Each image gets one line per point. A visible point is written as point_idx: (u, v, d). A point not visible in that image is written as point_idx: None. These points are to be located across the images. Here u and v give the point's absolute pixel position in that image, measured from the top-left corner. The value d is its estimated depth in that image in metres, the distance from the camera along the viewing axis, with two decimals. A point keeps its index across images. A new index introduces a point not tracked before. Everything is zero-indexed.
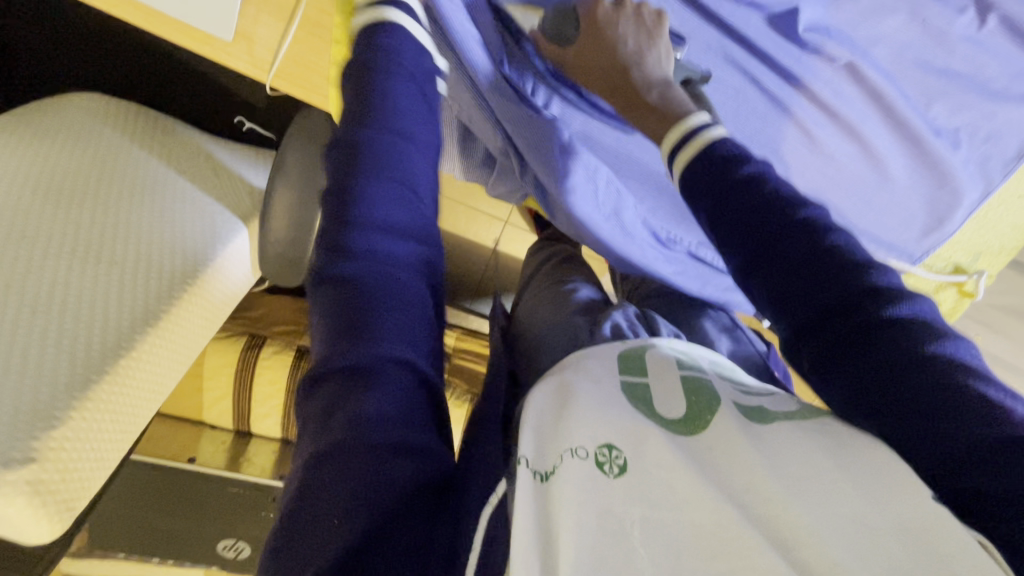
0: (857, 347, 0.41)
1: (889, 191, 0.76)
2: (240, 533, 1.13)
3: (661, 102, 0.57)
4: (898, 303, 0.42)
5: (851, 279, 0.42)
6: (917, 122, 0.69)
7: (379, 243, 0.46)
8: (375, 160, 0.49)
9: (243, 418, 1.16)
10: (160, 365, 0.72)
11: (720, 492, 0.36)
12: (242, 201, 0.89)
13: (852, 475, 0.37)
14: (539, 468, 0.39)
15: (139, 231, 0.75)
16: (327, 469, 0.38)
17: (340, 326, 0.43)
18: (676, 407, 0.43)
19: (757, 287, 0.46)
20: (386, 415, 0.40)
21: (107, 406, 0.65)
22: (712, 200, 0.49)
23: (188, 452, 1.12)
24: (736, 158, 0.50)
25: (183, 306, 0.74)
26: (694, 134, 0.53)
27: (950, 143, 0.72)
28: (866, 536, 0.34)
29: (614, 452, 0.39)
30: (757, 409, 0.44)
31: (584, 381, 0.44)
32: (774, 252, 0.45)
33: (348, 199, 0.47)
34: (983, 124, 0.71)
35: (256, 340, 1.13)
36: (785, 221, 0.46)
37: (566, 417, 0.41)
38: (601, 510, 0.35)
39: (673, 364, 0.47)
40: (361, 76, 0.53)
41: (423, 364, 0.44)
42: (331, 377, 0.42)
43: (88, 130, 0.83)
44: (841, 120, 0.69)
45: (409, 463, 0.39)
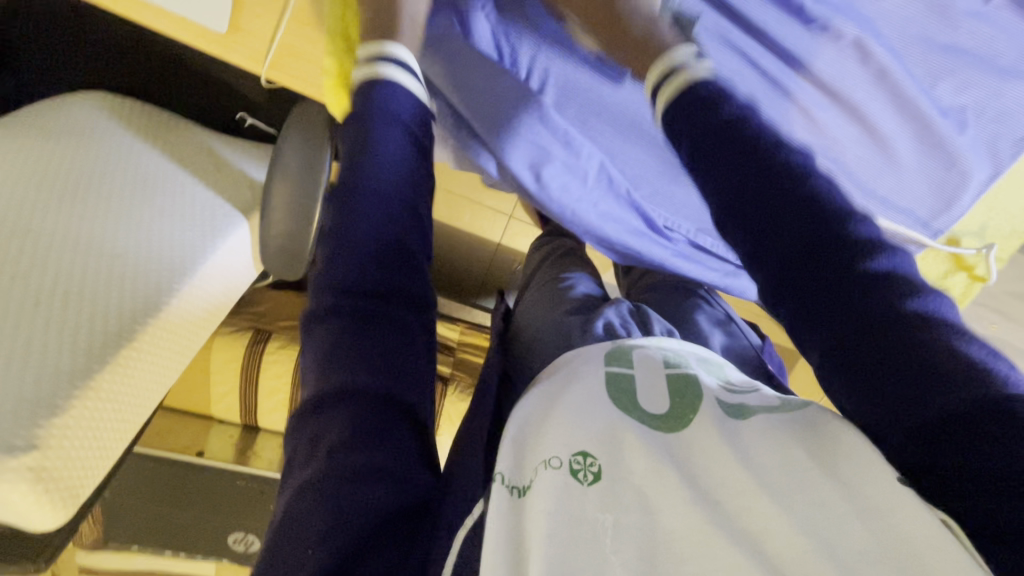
0: (826, 278, 0.38)
1: (894, 173, 0.69)
2: (250, 526, 1.12)
3: (646, 34, 0.53)
4: (877, 253, 0.38)
5: (829, 221, 0.40)
6: (923, 102, 0.62)
7: (369, 281, 0.45)
8: (363, 204, 0.48)
9: (250, 412, 1.12)
10: (165, 355, 0.68)
11: (701, 497, 0.33)
12: (244, 194, 0.82)
13: (828, 465, 0.34)
14: (514, 481, 0.36)
15: (138, 225, 0.71)
16: (308, 493, 0.37)
17: (326, 359, 0.42)
18: (656, 401, 0.40)
19: (734, 234, 0.44)
20: (365, 440, 0.38)
21: (110, 395, 0.61)
22: (690, 136, 0.47)
23: (197, 446, 1.10)
24: (719, 96, 0.47)
25: (190, 294, 0.70)
26: (671, 69, 0.50)
27: (956, 123, 0.65)
28: (835, 528, 0.31)
29: (589, 459, 0.36)
30: (738, 405, 0.40)
31: (560, 383, 0.42)
32: (748, 187, 0.43)
33: (336, 245, 0.47)
34: (992, 102, 0.64)
35: (262, 334, 1.08)
36: (761, 163, 0.43)
37: (541, 424, 0.39)
38: (574, 518, 0.33)
39: (659, 360, 0.44)
40: (358, 130, 0.52)
41: (408, 392, 0.42)
42: (315, 405, 0.41)
43: (91, 123, 0.80)
44: (843, 102, 0.63)
45: (390, 485, 0.38)
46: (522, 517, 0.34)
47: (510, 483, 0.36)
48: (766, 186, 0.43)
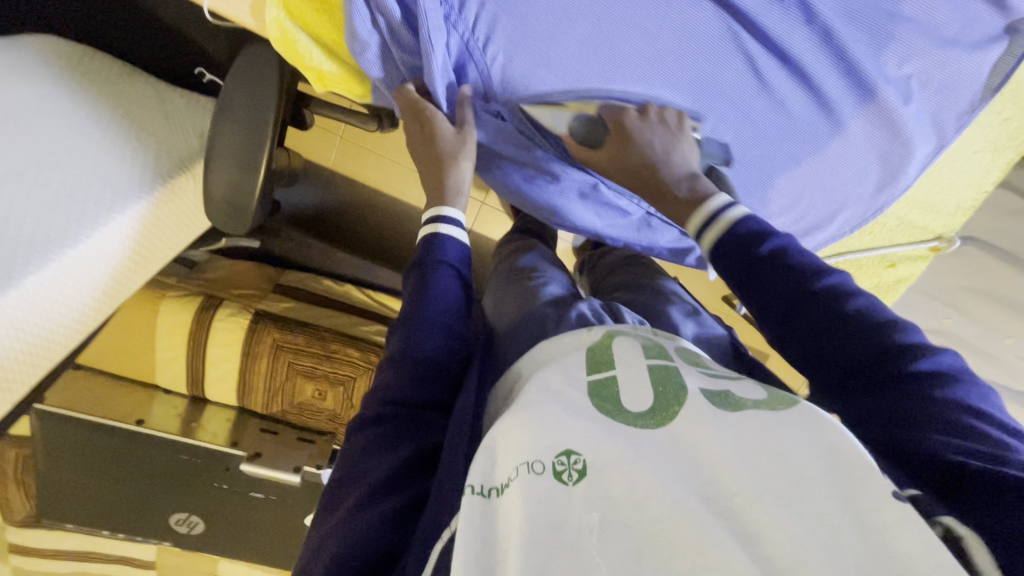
0: (870, 393, 0.41)
1: (842, 142, 0.68)
2: (194, 507, 1.01)
3: (689, 194, 0.58)
4: (922, 359, 0.40)
5: (878, 339, 0.41)
6: (866, 68, 0.61)
7: (400, 396, 0.47)
8: (420, 330, 0.50)
9: (196, 382, 0.99)
10: (81, 298, 0.58)
11: (685, 486, 0.31)
12: (192, 145, 0.67)
13: (820, 453, 0.31)
14: (487, 484, 0.36)
15: (61, 158, 0.59)
16: (325, 540, 0.42)
17: (357, 449, 0.47)
18: (641, 398, 0.37)
19: (797, 348, 0.44)
20: (363, 507, 0.42)
21: (10, 328, 0.51)
22: (740, 279, 0.48)
23: (136, 414, 0.96)
24: (759, 233, 0.49)
25: (117, 233, 0.59)
26: (716, 215, 0.52)
27: (901, 94, 0.64)
28: (818, 523, 0.28)
29: (573, 457, 0.33)
30: (725, 394, 0.37)
31: (533, 385, 0.40)
32: (797, 316, 0.44)
33: (393, 367, 0.49)
34: (935, 73, 0.64)
35: (210, 301, 0.97)
36: (803, 291, 0.44)
37: (512, 427, 0.36)
38: (554, 523, 0.31)
39: (640, 351, 0.41)
40: (417, 275, 0.55)
41: (403, 469, 0.44)
42: (343, 471, 0.47)
43: (23, 45, 0.65)
44: (791, 64, 0.60)
45: (382, 526, 0.41)
46: (495, 523, 0.34)
47: (484, 488, 0.35)
48: (811, 315, 0.43)
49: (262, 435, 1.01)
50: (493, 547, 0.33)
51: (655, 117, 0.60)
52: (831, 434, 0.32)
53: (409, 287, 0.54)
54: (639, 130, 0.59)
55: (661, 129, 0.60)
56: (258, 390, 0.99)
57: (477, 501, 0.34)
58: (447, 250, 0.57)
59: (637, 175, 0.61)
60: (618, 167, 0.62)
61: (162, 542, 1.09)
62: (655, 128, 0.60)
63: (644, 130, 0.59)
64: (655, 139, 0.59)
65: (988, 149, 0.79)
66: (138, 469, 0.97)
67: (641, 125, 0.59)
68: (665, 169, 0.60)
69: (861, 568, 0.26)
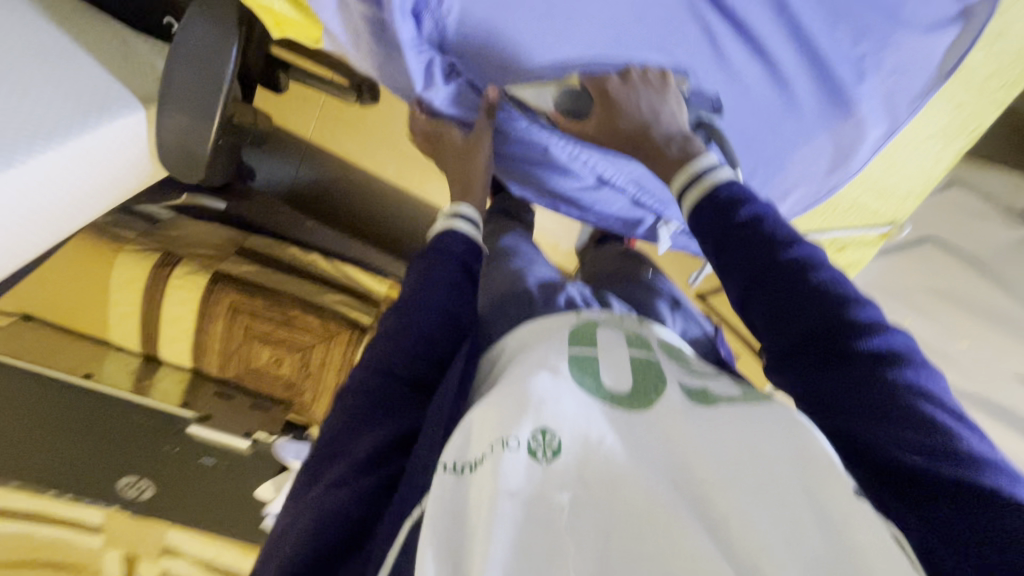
0: (824, 366, 0.41)
1: (797, 120, 0.67)
2: None
3: (681, 152, 0.57)
4: (872, 336, 0.40)
5: (835, 311, 0.42)
6: (819, 44, 0.59)
7: (391, 375, 0.47)
8: (416, 311, 0.50)
9: (151, 339, 0.97)
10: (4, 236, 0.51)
11: (660, 478, 0.32)
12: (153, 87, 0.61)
13: (789, 454, 0.32)
14: (460, 461, 0.34)
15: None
16: (297, 518, 0.41)
17: (339, 426, 0.45)
18: (620, 379, 0.39)
19: (759, 312, 0.44)
20: (337, 485, 0.40)
21: None
22: (715, 240, 0.48)
23: (85, 367, 0.94)
24: (738, 199, 0.49)
25: (52, 168, 0.52)
26: (700, 176, 0.52)
27: (853, 73, 0.63)
28: (784, 520, 0.30)
29: (548, 435, 0.33)
30: (701, 392, 0.38)
31: (524, 362, 0.39)
32: (765, 281, 0.44)
33: (389, 344, 0.49)
34: (884, 55, 0.62)
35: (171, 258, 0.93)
36: (770, 260, 0.44)
37: (494, 400, 0.36)
38: (529, 498, 0.31)
39: (624, 342, 0.43)
40: (420, 263, 0.54)
41: (381, 449, 0.42)
42: (322, 448, 0.45)
43: None
44: (749, 37, 0.57)
45: (357, 503, 0.39)
46: (467, 496, 0.33)
47: (458, 465, 0.34)
48: (780, 283, 0.44)
49: (215, 400, 1.00)
50: (463, 519, 0.32)
51: (638, 80, 0.58)
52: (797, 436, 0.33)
53: (411, 272, 0.54)
54: (621, 96, 0.58)
55: (647, 91, 0.58)
56: (214, 351, 0.97)
57: (450, 479, 0.33)
58: (462, 245, 0.56)
59: (630, 143, 0.61)
60: (609, 139, 0.61)
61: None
62: (639, 91, 0.58)
63: (627, 96, 0.58)
64: (639, 104, 0.58)
65: (944, 138, 0.78)
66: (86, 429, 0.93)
67: (624, 90, 0.58)
68: (656, 129, 0.59)
69: (817, 557, 0.29)
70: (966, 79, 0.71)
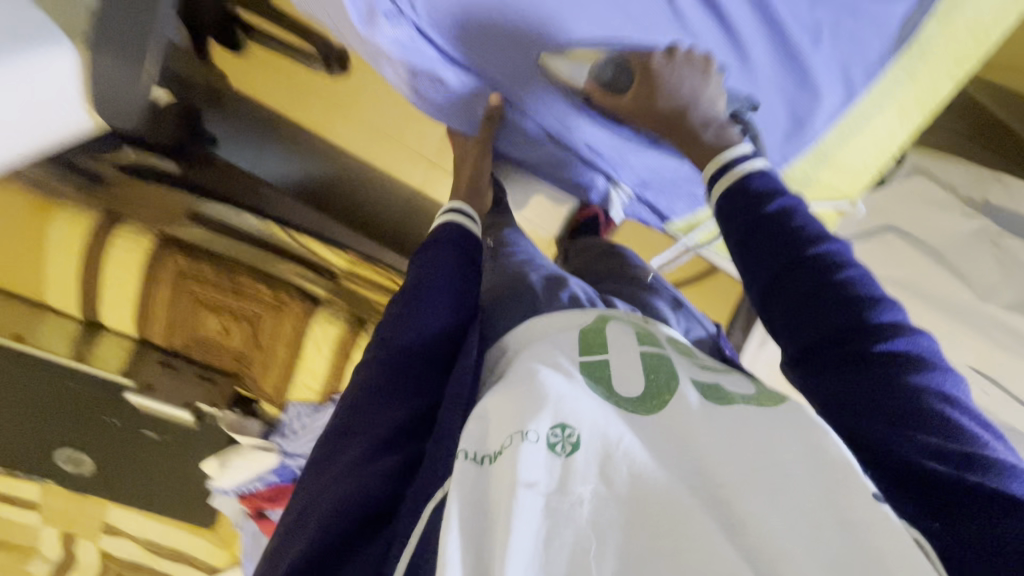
0: (847, 367, 0.50)
1: (747, 73, 0.75)
2: None
3: (715, 139, 0.68)
4: (896, 338, 0.49)
5: (863, 313, 0.50)
6: (784, 22, 0.69)
7: (407, 339, 0.59)
8: (421, 302, 0.61)
9: None
10: None
11: (693, 494, 0.42)
12: None
13: (822, 477, 0.41)
14: (480, 452, 0.46)
15: None
16: (332, 484, 0.52)
17: (354, 408, 0.56)
18: (631, 384, 0.50)
19: (778, 309, 0.53)
20: (371, 471, 0.51)
21: None
22: (743, 232, 0.56)
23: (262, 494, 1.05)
24: (768, 193, 0.57)
25: None
26: (730, 164, 0.61)
27: (810, 38, 0.71)
28: (810, 532, 0.39)
29: (567, 430, 0.44)
30: (713, 387, 0.50)
31: (523, 360, 0.53)
32: (789, 283, 0.53)
33: (400, 331, 0.60)
34: (840, 21, 0.71)
35: None
36: (798, 256, 0.53)
37: (506, 400, 0.47)
38: (551, 506, 0.41)
39: (635, 339, 0.56)
40: (423, 263, 0.65)
41: (393, 454, 0.53)
42: (331, 445, 0.56)
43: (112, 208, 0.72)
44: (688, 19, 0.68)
45: (382, 481, 0.50)
46: (487, 487, 0.43)
47: (477, 455, 0.45)
48: (802, 285, 0.52)
49: None
50: (487, 516, 0.42)
51: (682, 57, 0.68)
52: (829, 462, 0.42)
53: (415, 265, 0.66)
54: (662, 70, 0.68)
55: (686, 74, 0.68)
56: None
57: (472, 466, 0.44)
58: (455, 235, 0.68)
59: (667, 125, 0.71)
60: (648, 114, 0.71)
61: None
62: (682, 69, 0.68)
63: (670, 69, 0.68)
64: (682, 79, 0.68)
65: (898, 111, 0.86)
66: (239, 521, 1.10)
67: (665, 65, 0.67)
68: (692, 112, 0.69)
69: (835, 561, 0.38)
70: (925, 45, 0.79)
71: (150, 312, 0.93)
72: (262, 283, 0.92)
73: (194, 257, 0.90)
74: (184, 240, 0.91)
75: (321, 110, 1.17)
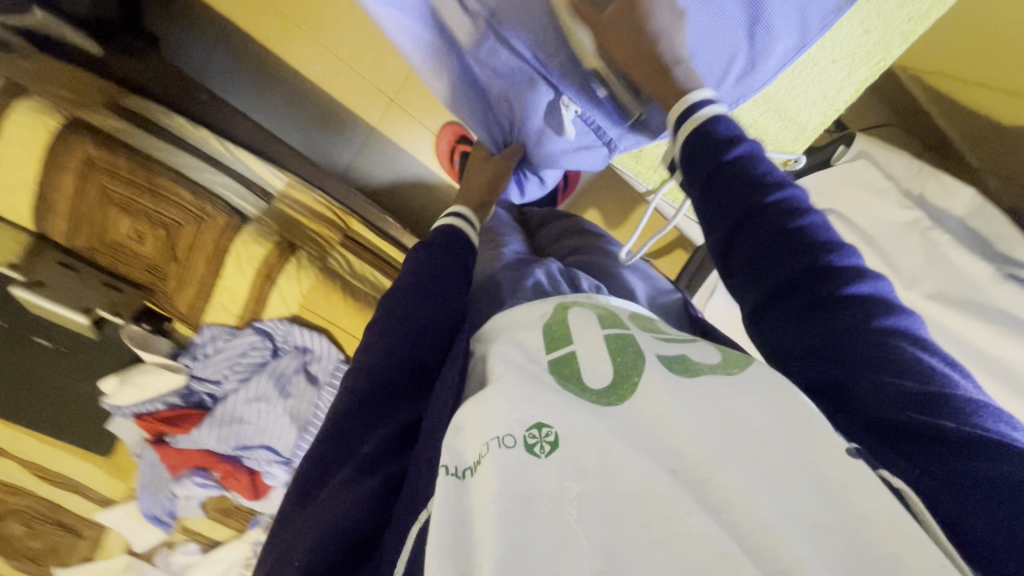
0: (808, 311, 0.39)
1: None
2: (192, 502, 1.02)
3: (686, 80, 0.50)
4: (858, 281, 0.39)
5: (817, 256, 0.40)
6: None
7: (393, 348, 0.44)
8: (422, 300, 0.46)
9: None
10: None
11: (651, 460, 0.30)
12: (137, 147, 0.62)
13: (793, 432, 0.29)
14: (461, 464, 0.33)
15: None
16: (303, 530, 0.37)
17: (334, 425, 0.42)
18: (600, 373, 0.36)
19: (738, 262, 0.42)
20: (357, 499, 0.37)
21: None
22: (701, 185, 0.44)
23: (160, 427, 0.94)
24: (730, 138, 0.44)
25: None
26: (691, 111, 0.47)
27: None
28: (780, 486, 0.27)
29: (544, 430, 0.32)
30: (682, 360, 0.36)
31: (494, 361, 0.40)
32: (751, 221, 0.41)
33: (382, 338, 0.45)
34: None
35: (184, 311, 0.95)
36: (755, 202, 0.41)
37: (482, 401, 0.35)
38: (526, 498, 0.29)
39: (596, 322, 0.41)
40: (425, 256, 0.50)
41: (379, 475, 0.38)
42: (308, 475, 0.42)
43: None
44: None
45: (368, 507, 0.37)
46: (468, 502, 0.31)
47: (458, 468, 0.33)
48: (764, 227, 0.41)
49: None
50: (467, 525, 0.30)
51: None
52: (798, 419, 0.30)
53: (413, 257, 0.51)
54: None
55: (669, 10, 0.51)
56: None
57: (451, 482, 0.32)
58: (458, 236, 0.55)
59: (634, 62, 0.51)
60: (621, 47, 0.51)
61: (129, 534, 1.10)
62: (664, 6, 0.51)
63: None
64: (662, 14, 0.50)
65: (844, 64, 0.62)
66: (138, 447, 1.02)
67: None
68: (666, 48, 0.51)
69: (818, 521, 0.26)
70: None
71: (51, 204, 0.83)
72: (185, 188, 0.84)
73: (103, 144, 0.81)
74: (98, 128, 0.82)
75: (275, 25, 1.07)
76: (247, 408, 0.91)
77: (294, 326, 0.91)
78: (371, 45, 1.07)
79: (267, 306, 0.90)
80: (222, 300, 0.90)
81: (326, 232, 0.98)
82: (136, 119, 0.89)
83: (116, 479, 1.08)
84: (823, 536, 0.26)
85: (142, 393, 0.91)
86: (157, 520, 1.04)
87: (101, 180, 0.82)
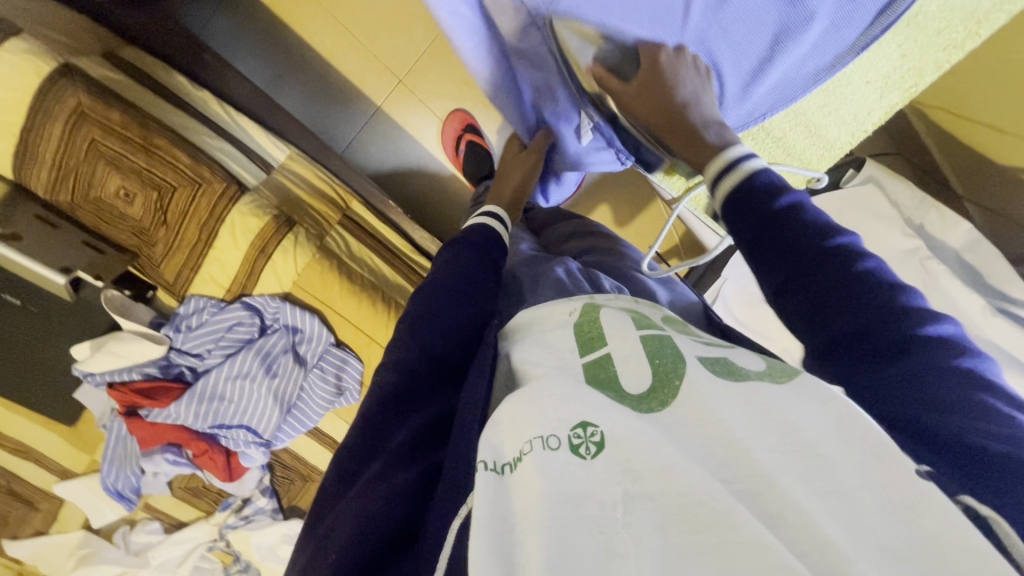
0: (877, 361, 0.38)
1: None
2: (160, 478, 0.97)
3: (719, 142, 0.49)
4: (927, 325, 0.38)
5: (886, 301, 0.39)
6: None
7: (425, 338, 0.44)
8: (449, 293, 0.47)
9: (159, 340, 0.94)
10: None
11: (701, 467, 0.28)
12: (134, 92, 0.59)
13: (851, 451, 0.28)
14: (500, 460, 0.33)
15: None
16: (336, 526, 0.36)
17: (367, 416, 0.41)
18: (640, 376, 0.35)
19: (795, 308, 0.41)
20: (394, 490, 0.36)
21: None
22: (752, 231, 0.43)
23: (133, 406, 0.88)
24: (777, 186, 0.43)
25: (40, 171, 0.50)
26: (735, 163, 0.45)
27: None
28: (843, 506, 0.27)
29: (589, 429, 0.31)
30: (723, 363, 0.35)
31: (523, 366, 0.40)
32: (807, 274, 0.40)
33: (410, 334, 0.45)
34: None
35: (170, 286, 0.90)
36: (816, 249, 0.40)
37: (522, 400, 0.34)
38: (573, 498, 0.28)
39: (630, 323, 0.39)
40: (451, 254, 0.53)
41: (413, 466, 0.38)
42: (340, 471, 0.40)
43: None
44: None
45: (402, 501, 0.36)
46: (509, 499, 0.31)
47: (498, 464, 0.32)
48: (822, 279, 0.40)
49: None
50: (510, 525, 0.29)
51: (691, 60, 0.52)
52: (856, 439, 0.29)
53: (441, 256, 0.53)
54: (671, 66, 0.51)
55: (693, 75, 0.52)
56: None
57: (491, 478, 0.32)
58: (484, 231, 0.57)
59: (664, 121, 0.51)
60: (649, 110, 0.51)
61: (87, 510, 1.04)
62: (689, 72, 0.51)
63: (677, 68, 0.51)
64: (687, 83, 0.51)
65: (878, 85, 0.63)
66: (107, 418, 0.97)
67: (675, 63, 0.51)
68: (694, 113, 0.51)
69: (884, 542, 0.25)
70: (920, 23, 0.57)
71: (32, 150, 0.77)
72: (185, 151, 0.82)
73: (99, 96, 0.77)
74: (92, 77, 0.78)
75: None
76: (229, 385, 0.86)
77: (284, 303, 0.86)
78: (385, 21, 1.05)
79: (260, 279, 0.86)
80: (211, 271, 0.87)
81: (326, 210, 0.95)
82: (134, 72, 0.85)
83: (79, 450, 1.02)
84: (893, 561, 0.25)
85: (117, 362, 0.85)
86: (121, 496, 0.96)
87: (90, 131, 0.77)
